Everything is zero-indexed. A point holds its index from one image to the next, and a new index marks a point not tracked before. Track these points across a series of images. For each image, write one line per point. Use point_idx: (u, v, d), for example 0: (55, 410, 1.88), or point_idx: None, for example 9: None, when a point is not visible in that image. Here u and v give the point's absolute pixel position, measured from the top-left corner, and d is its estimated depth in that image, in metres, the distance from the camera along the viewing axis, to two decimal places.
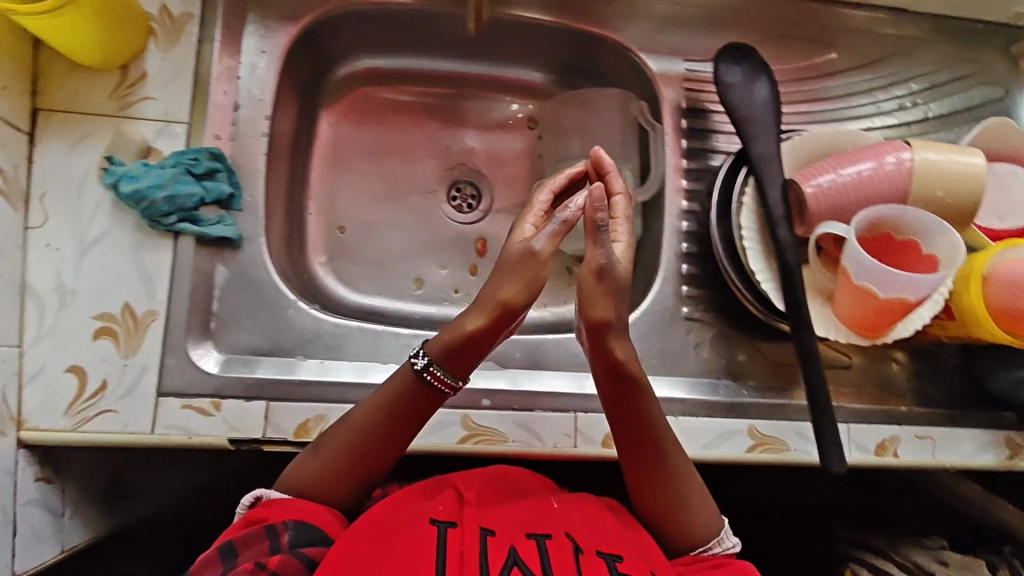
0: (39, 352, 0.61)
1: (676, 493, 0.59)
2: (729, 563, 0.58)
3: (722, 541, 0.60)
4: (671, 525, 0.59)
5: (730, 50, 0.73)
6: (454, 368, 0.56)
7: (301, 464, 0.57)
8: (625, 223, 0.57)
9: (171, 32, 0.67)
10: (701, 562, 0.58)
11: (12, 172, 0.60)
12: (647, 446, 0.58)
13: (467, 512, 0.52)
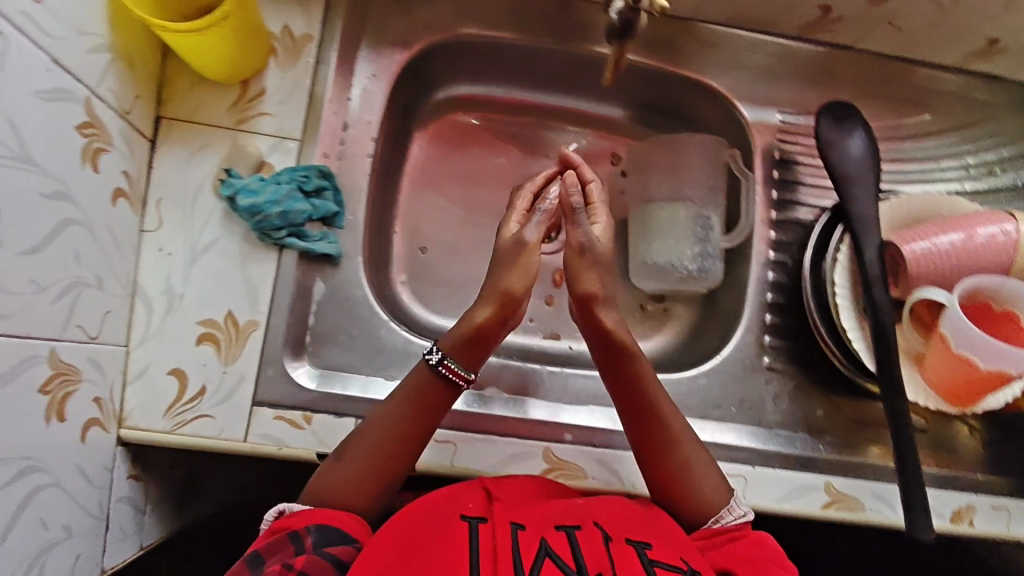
0: (143, 353, 0.62)
1: (678, 451, 0.60)
2: (748, 534, 0.56)
3: (732, 508, 0.58)
4: (683, 492, 0.59)
5: (831, 106, 0.74)
6: (465, 357, 0.60)
7: (324, 475, 0.55)
8: (603, 207, 0.66)
9: (291, 52, 0.69)
10: (723, 536, 0.56)
11: (137, 177, 0.62)
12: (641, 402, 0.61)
13: (497, 509, 0.50)
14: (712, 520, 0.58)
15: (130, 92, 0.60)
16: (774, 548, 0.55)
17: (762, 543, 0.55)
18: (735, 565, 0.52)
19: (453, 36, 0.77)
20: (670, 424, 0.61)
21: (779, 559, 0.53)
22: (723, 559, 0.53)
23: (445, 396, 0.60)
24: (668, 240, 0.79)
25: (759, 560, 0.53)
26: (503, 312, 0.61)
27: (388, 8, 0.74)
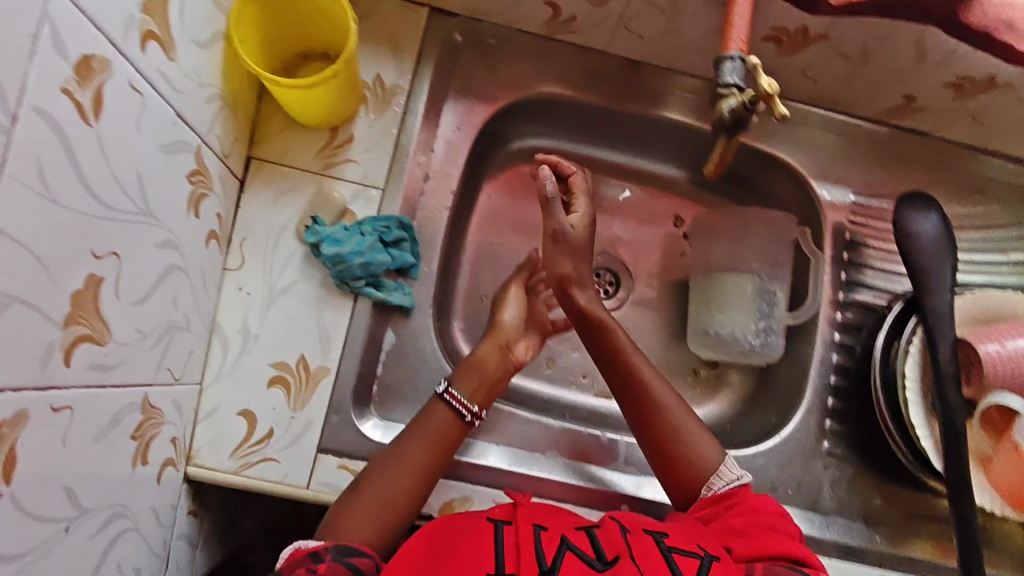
0: (216, 391, 0.63)
1: (669, 421, 0.65)
2: (740, 500, 0.60)
3: (725, 469, 0.63)
4: (680, 458, 0.64)
5: (911, 196, 0.74)
6: (471, 390, 0.66)
7: (342, 511, 0.57)
8: (584, 197, 0.67)
9: (381, 100, 0.70)
10: (720, 505, 0.61)
11: (226, 218, 0.63)
12: (626, 380, 0.67)
13: (521, 512, 0.54)
14: (705, 489, 0.63)
15: (229, 135, 0.61)
16: (767, 509, 0.59)
17: (755, 509, 0.59)
18: (733, 535, 0.57)
19: (534, 93, 0.77)
20: (658, 397, 0.66)
21: (774, 521, 0.58)
22: (721, 530, 0.57)
23: (457, 435, 0.64)
24: (731, 311, 0.79)
25: (756, 527, 0.57)
26: (502, 353, 0.70)
27: (476, 63, 0.75)
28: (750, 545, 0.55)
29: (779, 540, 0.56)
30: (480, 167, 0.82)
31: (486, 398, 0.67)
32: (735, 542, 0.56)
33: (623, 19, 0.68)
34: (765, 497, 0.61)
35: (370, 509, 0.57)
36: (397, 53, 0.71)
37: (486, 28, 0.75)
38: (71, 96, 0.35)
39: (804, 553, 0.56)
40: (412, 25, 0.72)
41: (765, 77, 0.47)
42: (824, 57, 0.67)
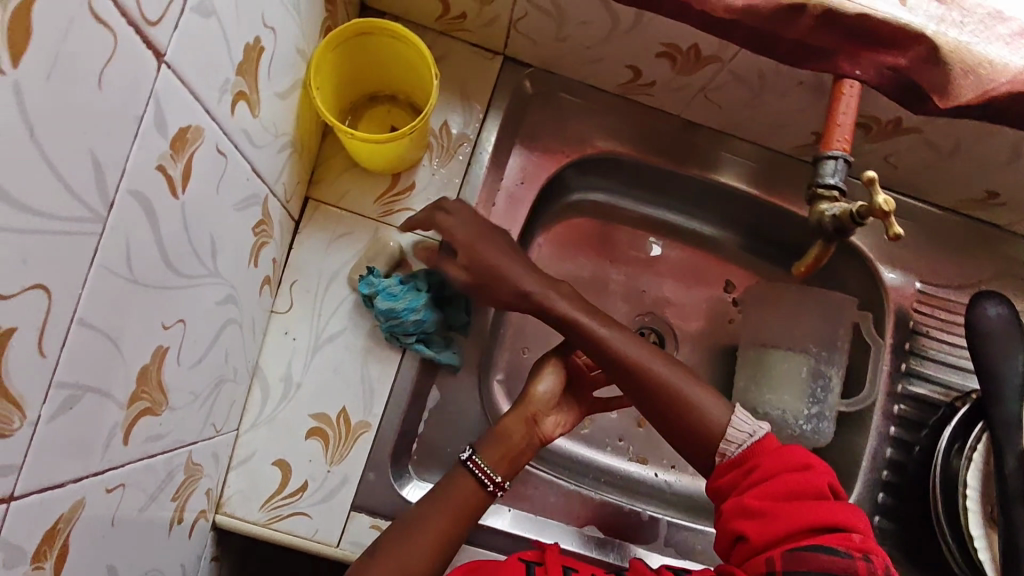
0: (252, 438, 0.61)
1: (661, 386, 0.58)
2: (756, 465, 0.53)
3: (736, 426, 0.56)
4: (684, 423, 0.57)
5: (986, 293, 0.72)
6: (497, 462, 0.61)
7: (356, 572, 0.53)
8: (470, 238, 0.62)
9: (445, 150, 0.69)
10: (737, 471, 0.54)
11: (280, 260, 0.61)
12: (605, 358, 0.60)
13: (552, 553, 0.55)
14: (718, 456, 0.55)
15: (293, 179, 0.60)
16: (788, 468, 0.52)
17: (774, 471, 0.52)
18: (750, 516, 0.50)
19: (600, 150, 0.75)
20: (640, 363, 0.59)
21: (794, 484, 0.51)
22: (736, 511, 0.51)
23: (478, 502, 0.59)
24: (783, 391, 0.76)
25: (776, 501, 0.50)
26: (529, 425, 0.64)
27: (543, 116, 0.73)
28: (769, 530, 0.49)
29: (802, 511, 0.49)
30: (533, 216, 0.80)
31: (510, 469, 0.62)
32: (751, 528, 0.50)
33: (704, 89, 0.66)
34: (786, 449, 0.53)
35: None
36: (466, 101, 0.69)
37: (558, 82, 0.73)
38: (165, 171, 0.34)
39: (835, 514, 0.48)
40: (484, 73, 0.70)
41: (882, 194, 0.42)
42: (911, 145, 0.65)
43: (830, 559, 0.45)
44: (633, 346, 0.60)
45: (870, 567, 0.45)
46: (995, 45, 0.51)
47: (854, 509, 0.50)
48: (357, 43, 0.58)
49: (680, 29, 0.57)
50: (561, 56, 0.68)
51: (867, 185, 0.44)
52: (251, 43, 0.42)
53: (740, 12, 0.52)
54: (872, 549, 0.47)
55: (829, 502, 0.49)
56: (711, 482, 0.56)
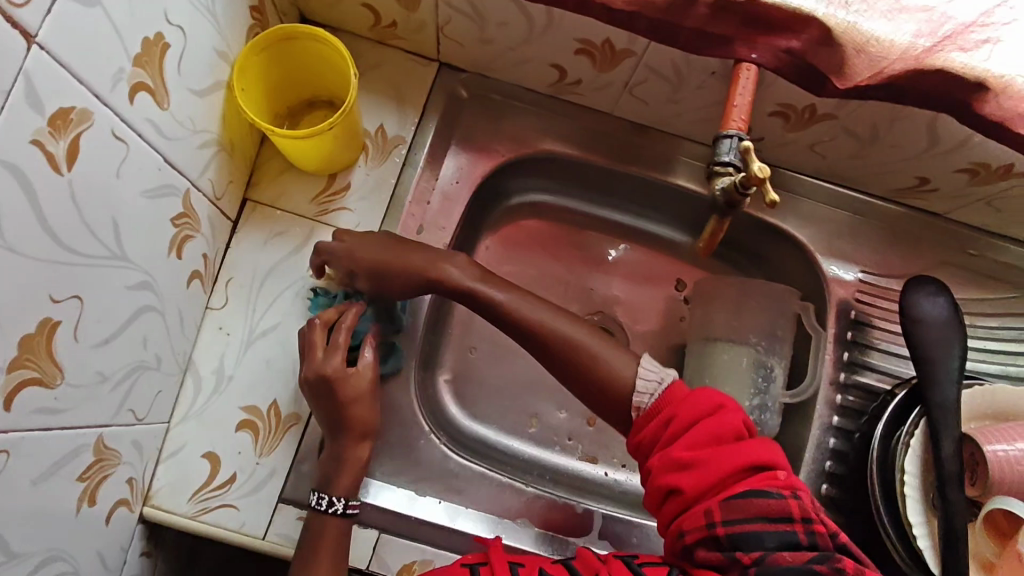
0: (182, 431, 0.62)
1: (566, 344, 0.59)
2: (675, 416, 0.52)
3: (643, 379, 0.56)
4: (598, 386, 0.57)
5: (919, 279, 0.71)
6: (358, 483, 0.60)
7: None
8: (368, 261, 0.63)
9: (381, 152, 0.71)
10: (657, 423, 0.53)
11: (213, 258, 0.64)
12: (506, 323, 0.62)
13: (496, 551, 0.51)
14: (635, 409, 0.55)
15: (224, 178, 0.62)
16: (706, 410, 0.51)
17: (695, 415, 0.51)
18: (680, 468, 0.49)
19: (537, 150, 0.77)
20: (547, 327, 0.60)
21: (713, 427, 0.50)
22: (666, 464, 0.50)
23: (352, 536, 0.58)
24: (724, 384, 0.77)
25: (703, 448, 0.49)
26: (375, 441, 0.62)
27: (478, 118, 0.76)
28: (700, 479, 0.48)
29: (728, 455, 0.48)
30: (478, 219, 0.82)
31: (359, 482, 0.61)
32: (681, 481, 0.49)
33: (627, 85, 0.68)
34: (701, 394, 0.52)
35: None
36: (401, 106, 0.73)
37: (492, 86, 0.76)
38: (43, 147, 0.36)
39: (759, 453, 0.49)
40: (418, 78, 0.74)
41: (757, 161, 0.46)
42: (832, 132, 0.67)
43: (765, 502, 0.46)
44: (539, 313, 0.61)
45: (799, 503, 0.46)
46: (880, 22, 0.53)
47: (768, 440, 0.51)
48: (285, 49, 0.61)
49: (592, 25, 0.60)
50: (490, 59, 0.71)
51: (745, 154, 0.47)
52: (151, 38, 0.45)
53: (638, 4, 0.55)
54: (797, 483, 0.48)
55: (749, 439, 0.50)
56: (635, 438, 0.55)
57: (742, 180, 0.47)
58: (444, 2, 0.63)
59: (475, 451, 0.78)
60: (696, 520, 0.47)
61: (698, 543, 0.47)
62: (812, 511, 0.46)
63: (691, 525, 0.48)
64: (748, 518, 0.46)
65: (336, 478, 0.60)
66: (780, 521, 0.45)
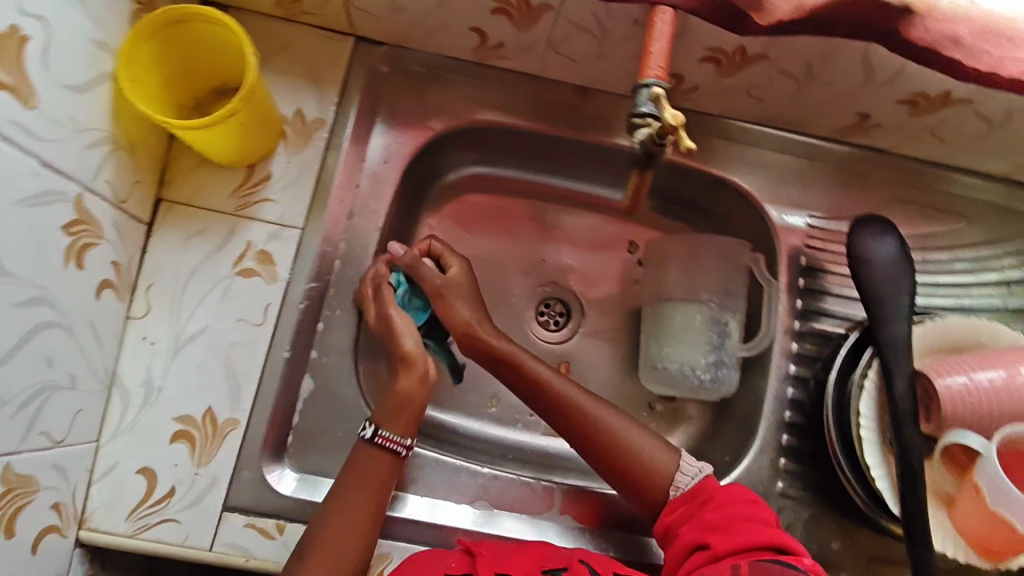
0: (113, 449, 0.59)
1: (609, 431, 0.63)
2: (711, 497, 0.57)
3: (684, 469, 0.61)
4: (637, 472, 0.62)
5: (865, 220, 0.70)
6: (398, 426, 0.61)
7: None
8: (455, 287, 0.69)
9: (300, 136, 0.67)
10: (692, 505, 0.58)
11: (127, 265, 0.60)
12: (528, 381, 0.66)
13: (483, 561, 0.54)
14: (673, 489, 0.60)
15: (127, 178, 0.58)
16: (742, 499, 0.56)
17: (732, 499, 0.56)
18: (711, 528, 0.53)
19: (468, 121, 0.73)
20: (582, 407, 0.64)
21: (746, 508, 0.55)
22: (698, 525, 0.55)
23: (387, 474, 0.60)
24: (680, 344, 0.75)
25: (735, 519, 0.53)
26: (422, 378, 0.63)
27: (402, 91, 0.72)
28: (730, 537, 0.52)
29: (759, 527, 0.52)
30: (416, 199, 0.78)
31: (409, 424, 0.62)
32: (712, 538, 0.52)
33: (552, 43, 0.65)
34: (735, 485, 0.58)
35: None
36: (317, 86, 0.68)
37: (413, 56, 0.71)
38: None
39: (789, 540, 0.51)
40: (334, 54, 0.69)
41: (669, 108, 0.45)
42: (766, 75, 0.64)
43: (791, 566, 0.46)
44: (586, 395, 0.65)
45: None
46: None
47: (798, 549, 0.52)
48: (179, 32, 0.56)
49: None
50: (407, 28, 0.67)
51: (658, 101, 0.46)
52: None
53: None
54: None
55: (778, 531, 0.52)
56: (661, 522, 0.59)
57: (656, 130, 0.46)
58: None
59: (433, 437, 0.76)
60: (722, 568, 0.48)
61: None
62: None
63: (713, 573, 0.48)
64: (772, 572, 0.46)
65: (382, 414, 0.61)
66: None
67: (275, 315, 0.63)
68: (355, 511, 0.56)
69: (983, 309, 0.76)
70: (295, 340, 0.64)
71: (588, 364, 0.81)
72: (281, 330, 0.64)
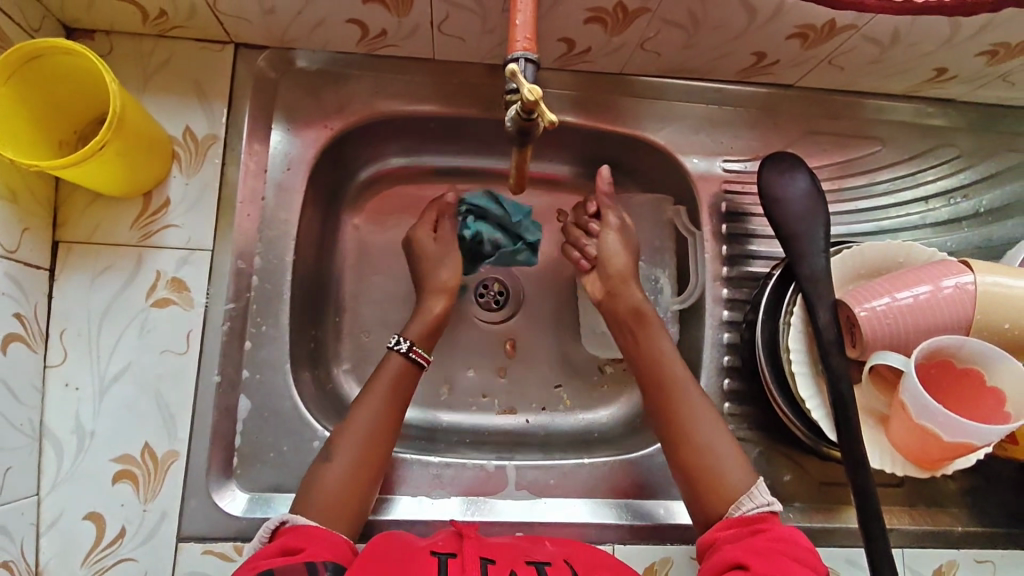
0: (56, 499, 0.59)
1: (694, 432, 0.62)
2: (769, 527, 0.55)
3: (753, 496, 0.58)
4: (700, 474, 0.60)
5: (776, 158, 0.71)
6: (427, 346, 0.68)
7: (325, 478, 0.58)
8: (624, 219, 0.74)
9: (195, 156, 0.65)
10: (743, 529, 0.56)
11: (34, 314, 0.59)
12: (644, 357, 0.67)
13: (468, 543, 0.52)
14: (734, 507, 0.58)
15: (13, 227, 0.57)
16: (801, 542, 0.54)
17: (791, 536, 0.54)
18: (759, 553, 0.52)
19: (367, 114, 0.71)
20: (683, 394, 0.63)
21: (802, 555, 0.52)
22: (745, 547, 0.53)
23: (409, 383, 0.64)
24: None
25: (786, 556, 0.52)
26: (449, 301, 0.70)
27: (295, 93, 0.69)
28: (770, 568, 0.50)
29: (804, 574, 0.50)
30: (333, 199, 0.76)
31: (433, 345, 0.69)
32: (753, 561, 0.51)
33: (433, 25, 0.64)
34: (800, 533, 0.55)
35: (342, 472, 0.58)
36: (204, 102, 0.66)
37: (299, 56, 0.69)
38: None
39: None
40: (217, 66, 0.67)
41: (525, 83, 0.44)
42: (653, 27, 0.64)
43: None
44: (697, 401, 0.63)
45: None
46: None
47: None
48: (36, 70, 0.54)
49: None
50: (285, 30, 0.65)
51: (515, 78, 0.46)
52: None
53: None
54: None
55: None
56: (708, 534, 0.57)
57: (521, 106, 0.46)
58: None
59: None
60: None
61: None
62: None
63: None
64: None
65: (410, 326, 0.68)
66: None
67: (198, 341, 0.63)
68: (374, 410, 0.61)
69: (904, 229, 0.77)
70: (223, 362, 0.64)
71: (532, 338, 0.81)
72: (207, 354, 0.63)
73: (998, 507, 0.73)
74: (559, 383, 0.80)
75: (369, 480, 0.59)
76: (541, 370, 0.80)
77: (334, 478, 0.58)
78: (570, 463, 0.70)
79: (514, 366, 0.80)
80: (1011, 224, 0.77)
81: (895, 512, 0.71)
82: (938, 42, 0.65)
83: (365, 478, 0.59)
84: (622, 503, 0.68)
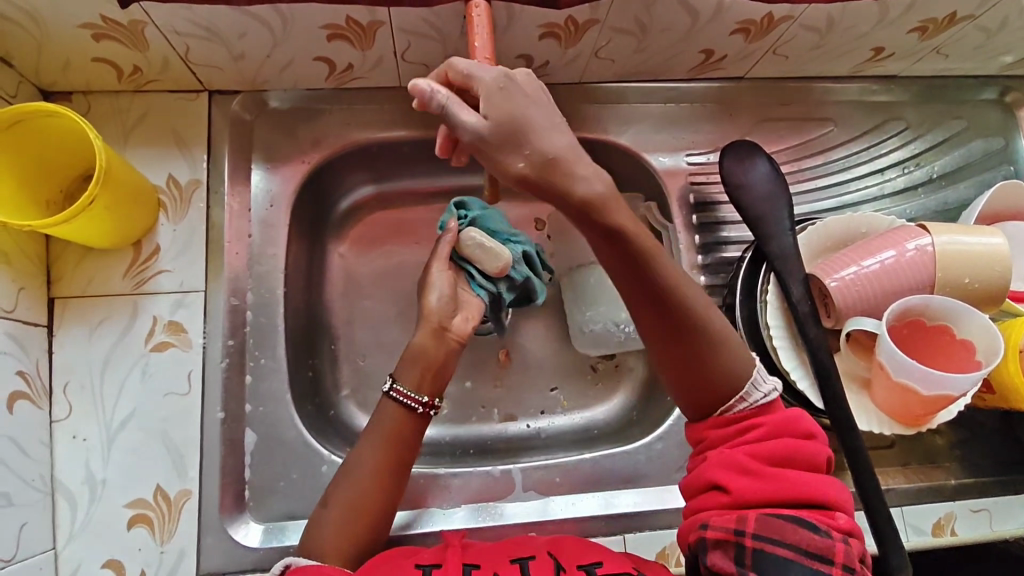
0: (73, 551, 0.59)
1: (704, 337, 0.56)
2: (759, 423, 0.55)
3: (758, 386, 0.57)
4: (708, 380, 0.56)
5: (733, 148, 0.74)
6: (413, 378, 0.65)
7: (328, 543, 0.57)
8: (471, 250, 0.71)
9: (180, 203, 0.68)
10: (733, 429, 0.56)
11: (36, 371, 0.60)
12: (635, 264, 0.54)
13: (452, 552, 0.54)
14: (739, 399, 0.56)
15: (10, 289, 0.59)
16: (789, 435, 0.54)
17: (776, 433, 0.54)
18: (740, 470, 0.53)
19: (343, 146, 0.73)
20: (683, 301, 0.55)
21: (792, 451, 0.53)
22: (728, 462, 0.54)
23: (411, 427, 0.63)
24: (598, 303, 0.80)
25: (768, 464, 0.53)
26: (437, 333, 0.67)
27: (271, 132, 0.72)
28: (755, 486, 0.52)
29: (789, 477, 0.52)
30: (318, 232, 0.79)
31: (432, 385, 0.66)
32: (735, 482, 0.52)
33: (397, 55, 0.67)
34: (794, 416, 0.55)
35: (347, 513, 0.59)
36: (185, 150, 0.69)
37: (272, 97, 0.72)
38: None
39: (819, 491, 0.52)
40: (193, 114, 0.69)
41: None
42: (604, 36, 0.68)
43: (810, 535, 0.48)
44: (702, 303, 0.56)
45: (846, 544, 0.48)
46: None
47: (834, 482, 0.53)
48: (17, 135, 0.57)
49: (325, 9, 0.59)
50: (256, 73, 0.68)
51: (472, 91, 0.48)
52: None
53: None
54: (851, 528, 0.50)
55: (812, 477, 0.52)
56: (699, 430, 0.58)
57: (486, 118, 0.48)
58: (172, 34, 0.60)
59: None
60: (729, 521, 0.50)
61: (718, 541, 0.50)
62: (856, 557, 0.48)
63: (721, 523, 0.51)
64: (785, 538, 0.48)
65: (402, 368, 0.66)
66: (820, 556, 0.47)
67: (199, 380, 0.64)
68: (372, 463, 0.61)
69: (865, 202, 0.81)
70: (226, 399, 0.65)
71: (525, 345, 0.83)
72: (209, 393, 0.65)
73: (986, 456, 0.76)
74: (555, 385, 0.82)
75: (365, 541, 0.59)
76: (537, 375, 0.82)
77: (338, 541, 0.58)
78: (573, 461, 0.72)
79: (510, 374, 0.82)
80: (963, 186, 0.82)
81: (890, 473, 0.74)
82: (872, 23, 0.70)
83: (367, 538, 0.59)
84: (629, 491, 0.70)
